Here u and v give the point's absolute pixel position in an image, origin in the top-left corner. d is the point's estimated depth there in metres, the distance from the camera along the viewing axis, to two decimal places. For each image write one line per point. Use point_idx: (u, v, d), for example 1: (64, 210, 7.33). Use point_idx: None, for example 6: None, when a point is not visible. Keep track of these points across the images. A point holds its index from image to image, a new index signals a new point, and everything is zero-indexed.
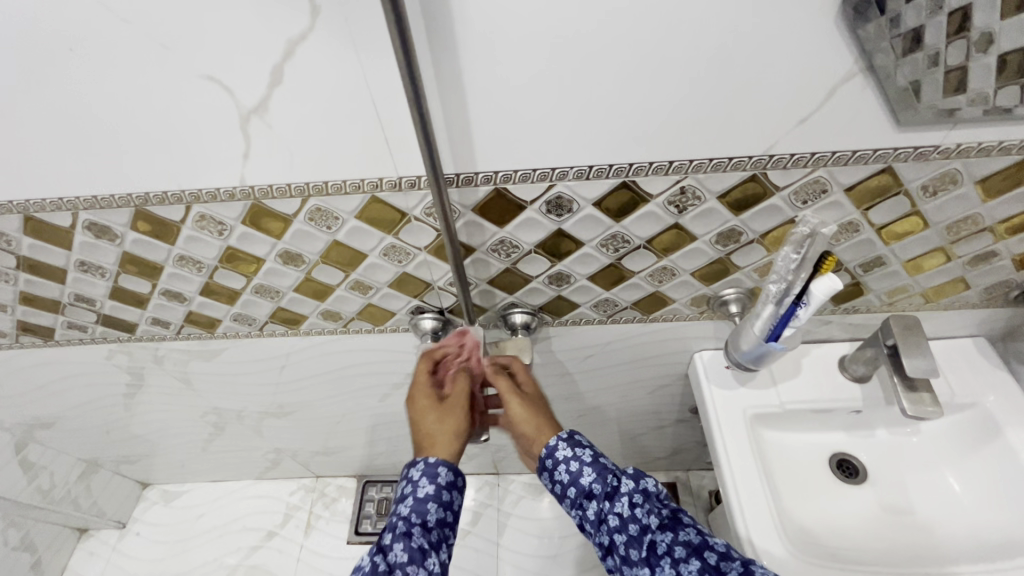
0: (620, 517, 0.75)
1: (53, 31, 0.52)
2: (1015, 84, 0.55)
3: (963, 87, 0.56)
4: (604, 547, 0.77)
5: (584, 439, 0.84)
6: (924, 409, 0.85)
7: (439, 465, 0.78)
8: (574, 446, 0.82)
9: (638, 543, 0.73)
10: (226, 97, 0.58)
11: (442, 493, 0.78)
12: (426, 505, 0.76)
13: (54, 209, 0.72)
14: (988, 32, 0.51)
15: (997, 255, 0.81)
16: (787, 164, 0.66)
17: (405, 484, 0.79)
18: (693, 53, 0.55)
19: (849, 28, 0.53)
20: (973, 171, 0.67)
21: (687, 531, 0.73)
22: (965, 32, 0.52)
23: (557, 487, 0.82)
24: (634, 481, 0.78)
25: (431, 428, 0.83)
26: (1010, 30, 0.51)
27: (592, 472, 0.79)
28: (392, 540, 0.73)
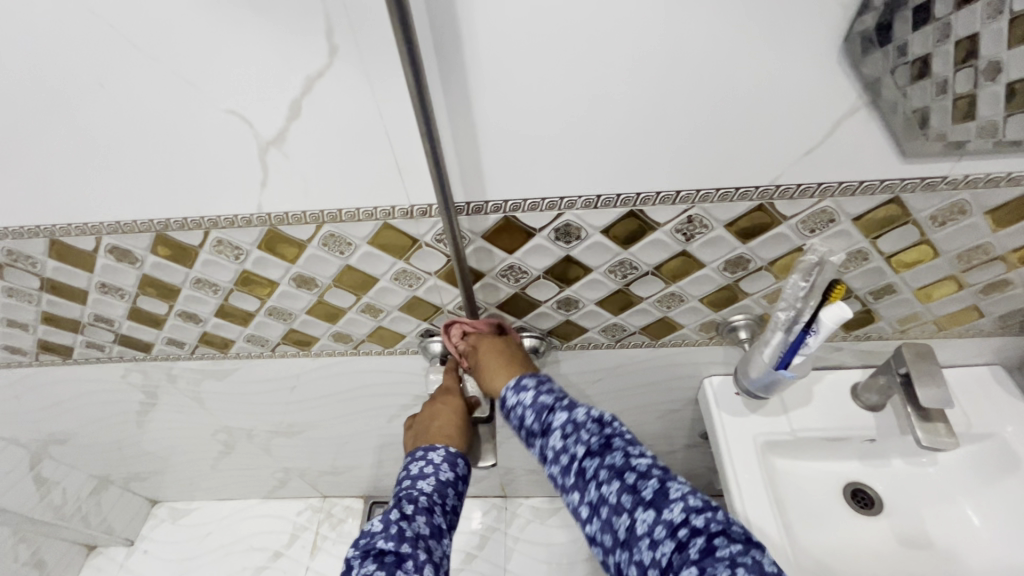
0: (554, 450, 0.69)
1: (86, 68, 0.55)
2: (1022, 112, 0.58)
3: (973, 115, 0.58)
4: (551, 482, 0.70)
5: (529, 378, 0.76)
6: (939, 440, 0.83)
7: (458, 456, 0.82)
8: (519, 389, 0.75)
9: (569, 470, 0.67)
10: (246, 130, 0.60)
11: (457, 484, 0.80)
12: (446, 490, 0.78)
13: (79, 234, 0.74)
14: (996, 61, 0.54)
15: (1010, 283, 0.80)
16: (794, 195, 0.67)
17: (423, 464, 0.79)
18: (698, 88, 0.56)
19: (852, 65, 0.54)
20: (982, 201, 0.67)
21: (613, 454, 0.65)
22: (973, 61, 0.54)
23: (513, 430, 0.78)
24: (562, 411, 0.70)
25: (446, 419, 0.86)
26: (1017, 60, 0.54)
27: (530, 408, 0.73)
28: (416, 510, 0.72)
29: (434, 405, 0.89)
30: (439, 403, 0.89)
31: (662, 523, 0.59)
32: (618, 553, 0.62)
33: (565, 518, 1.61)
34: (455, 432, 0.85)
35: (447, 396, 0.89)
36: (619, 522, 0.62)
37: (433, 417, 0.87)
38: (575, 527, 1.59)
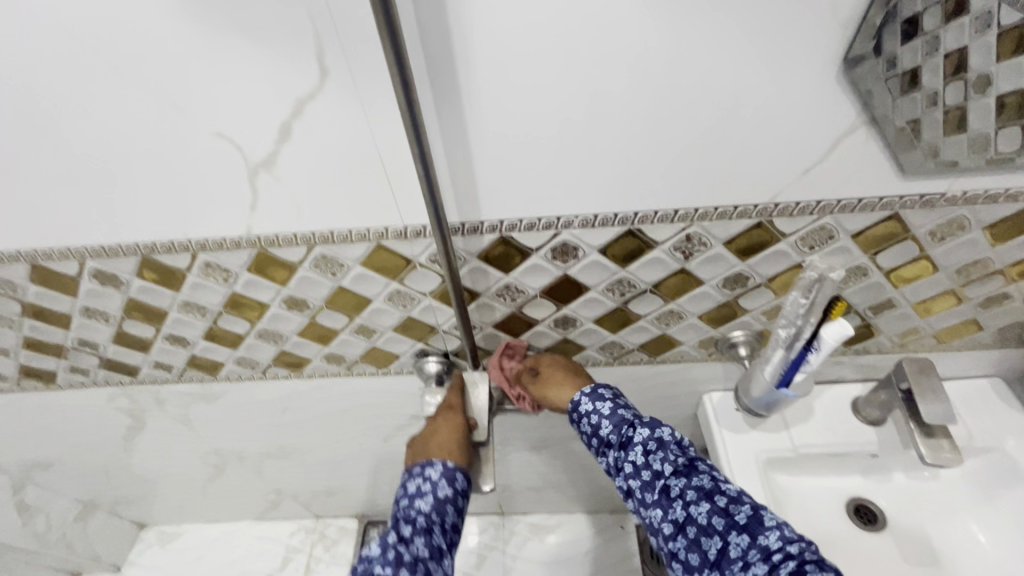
0: (633, 465, 0.75)
1: (68, 92, 0.53)
2: (1016, 124, 0.54)
3: (964, 127, 0.55)
4: (625, 492, 0.77)
5: (606, 391, 0.84)
6: (942, 456, 0.82)
7: (457, 470, 0.82)
8: (596, 400, 0.83)
9: (653, 487, 0.73)
10: (235, 153, 0.59)
11: (457, 499, 0.82)
12: (444, 507, 0.80)
13: (62, 258, 0.72)
14: (985, 73, 0.51)
15: (1009, 297, 0.80)
16: (793, 212, 0.66)
17: (421, 481, 0.81)
18: (696, 109, 0.56)
19: (850, 85, 0.54)
20: (980, 217, 0.67)
21: (700, 476, 0.71)
22: (963, 73, 0.52)
23: (585, 438, 0.84)
24: (643, 427, 0.77)
25: (444, 438, 0.84)
26: (1009, 72, 0.51)
27: (609, 423, 0.80)
28: (413, 534, 0.76)
29: (433, 423, 0.86)
30: (438, 421, 0.86)
31: (758, 547, 0.64)
32: (705, 571, 0.68)
33: (564, 535, 1.59)
34: (452, 450, 0.83)
35: (446, 413, 0.87)
36: (708, 542, 0.68)
37: (432, 436, 0.85)
38: (574, 544, 1.57)
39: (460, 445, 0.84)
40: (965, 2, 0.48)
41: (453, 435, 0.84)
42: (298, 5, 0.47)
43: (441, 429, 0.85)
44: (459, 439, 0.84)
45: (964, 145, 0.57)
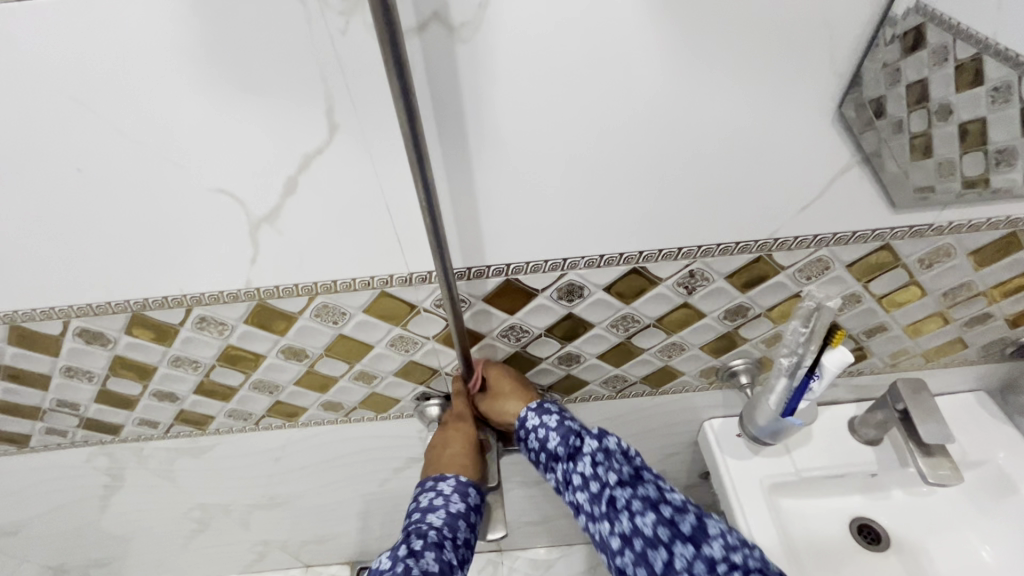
0: (582, 478, 0.74)
1: (60, 153, 0.51)
2: (977, 151, 0.58)
3: (930, 152, 0.59)
4: (573, 507, 0.76)
5: (552, 406, 0.81)
6: (942, 474, 0.84)
7: (469, 485, 0.78)
8: (542, 414, 0.79)
9: (600, 500, 0.73)
10: (237, 208, 0.57)
11: (471, 514, 0.77)
12: (457, 522, 0.75)
13: (45, 318, 0.68)
14: (945, 103, 0.55)
15: (992, 316, 0.83)
16: (791, 246, 0.68)
17: (434, 494, 0.77)
18: (700, 154, 0.57)
19: (845, 127, 0.56)
20: (965, 245, 0.70)
21: (646, 486, 0.73)
22: (925, 103, 0.55)
23: (532, 453, 0.81)
24: (591, 437, 0.76)
25: (458, 448, 0.81)
26: (965, 102, 0.55)
27: (557, 435, 0.78)
28: (423, 547, 0.71)
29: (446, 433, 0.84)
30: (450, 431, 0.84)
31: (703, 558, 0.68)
32: None
33: (566, 569, 1.55)
34: (467, 461, 0.80)
35: (457, 423, 0.84)
36: (654, 553, 0.69)
37: (445, 445, 0.82)
38: None
39: (471, 457, 0.81)
40: (924, 38, 0.52)
41: (464, 445, 0.81)
42: (311, 64, 0.46)
43: (454, 440, 0.82)
44: (471, 446, 0.82)
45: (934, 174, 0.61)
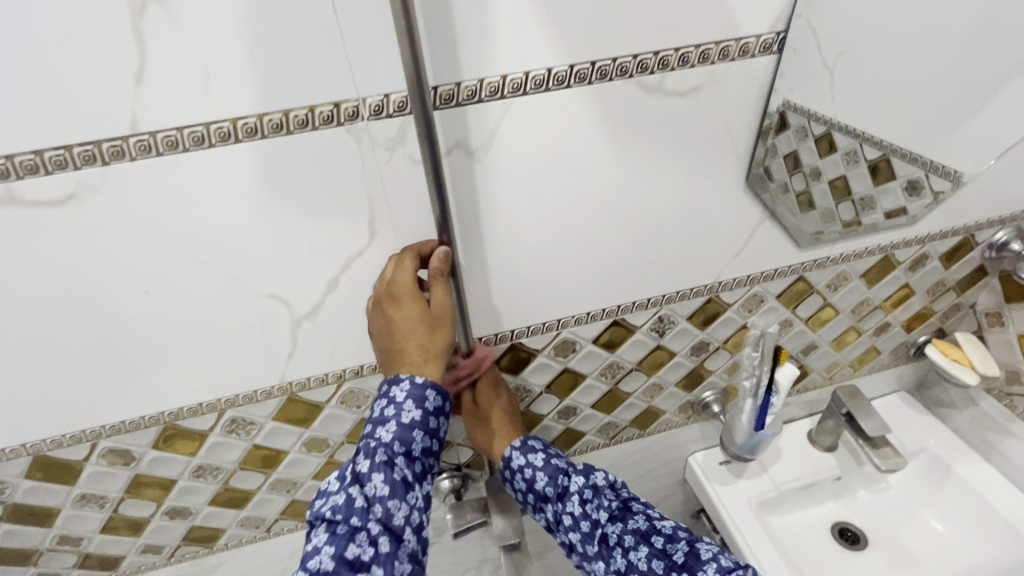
0: (571, 520, 0.75)
1: (133, 280, 0.59)
2: (847, 201, 0.85)
3: (815, 204, 0.83)
4: (567, 548, 0.77)
5: (536, 443, 0.81)
6: (891, 462, 0.99)
7: (427, 389, 0.64)
8: (527, 453, 0.79)
9: (592, 539, 0.74)
10: (283, 310, 0.66)
11: (429, 420, 0.65)
12: (411, 434, 0.64)
13: (72, 443, 0.70)
14: (814, 166, 0.81)
15: (892, 324, 1.04)
16: (732, 286, 0.85)
17: (385, 403, 0.65)
18: (656, 224, 0.73)
19: (754, 192, 0.75)
20: (856, 269, 0.90)
21: (636, 518, 0.75)
22: (800, 168, 0.79)
23: (544, 521, 0.79)
24: (584, 485, 0.76)
25: (410, 347, 0.63)
26: (827, 165, 0.83)
27: (545, 478, 0.77)
28: (371, 470, 0.63)
29: (387, 326, 0.63)
30: (388, 320, 0.63)
31: None
32: None
33: None
34: (426, 360, 0.64)
35: (398, 312, 0.62)
36: None
37: (393, 343, 0.63)
38: None
39: (429, 356, 0.64)
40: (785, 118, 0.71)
41: (420, 341, 0.63)
42: (359, 187, 0.59)
43: (398, 335, 0.63)
44: (429, 341, 0.63)
45: (825, 222, 0.85)
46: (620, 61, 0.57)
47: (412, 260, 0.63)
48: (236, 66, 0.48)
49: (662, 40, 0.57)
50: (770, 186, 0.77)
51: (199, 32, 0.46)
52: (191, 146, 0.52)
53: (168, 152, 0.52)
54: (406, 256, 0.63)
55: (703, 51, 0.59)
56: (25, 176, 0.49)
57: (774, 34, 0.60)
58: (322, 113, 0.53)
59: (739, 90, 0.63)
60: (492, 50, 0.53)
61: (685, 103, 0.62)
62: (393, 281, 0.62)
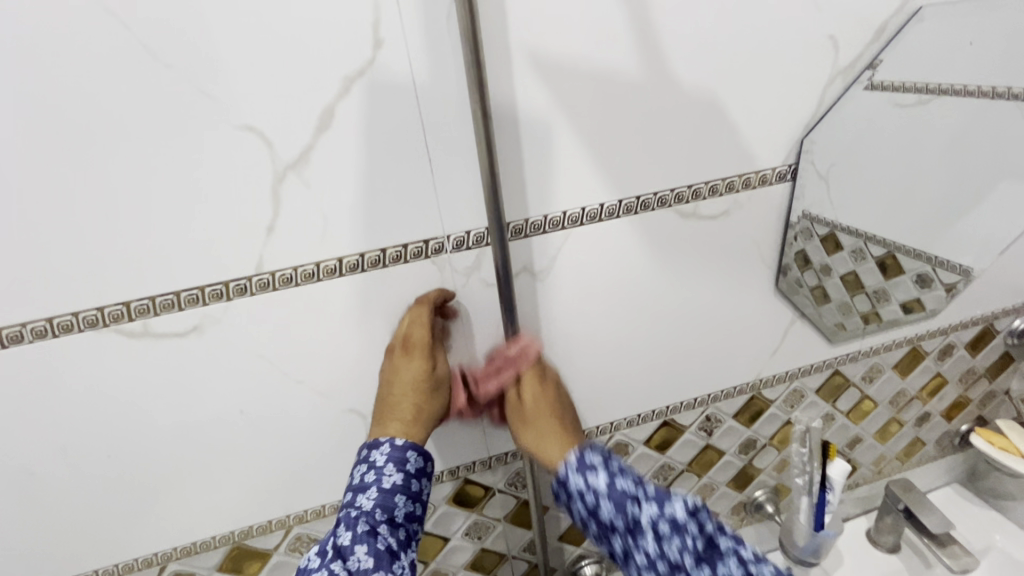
0: (650, 563, 0.61)
1: (232, 400, 0.64)
2: (861, 293, 0.91)
3: (831, 295, 0.88)
4: (583, 512, 0.66)
5: (594, 457, 0.66)
6: (964, 561, 0.95)
7: (408, 449, 0.64)
8: (586, 473, 0.64)
9: (621, 518, 0.62)
10: (360, 423, 0.70)
11: (411, 483, 0.65)
12: (394, 499, 0.63)
13: (144, 566, 0.71)
14: (825, 262, 0.86)
15: (931, 413, 1.06)
16: (773, 383, 0.89)
17: (365, 468, 0.64)
18: (698, 328, 0.79)
19: (780, 294, 0.82)
20: (887, 362, 0.95)
21: (673, 505, 0.61)
22: (813, 264, 0.85)
23: (577, 513, 0.66)
24: (649, 502, 0.62)
25: (404, 404, 0.65)
26: (839, 261, 0.88)
27: (610, 505, 0.63)
28: (351, 543, 0.60)
29: (386, 381, 0.66)
30: (393, 379, 0.65)
31: None
32: None
33: None
34: (414, 420, 0.65)
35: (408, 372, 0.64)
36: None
37: (387, 395, 0.66)
38: None
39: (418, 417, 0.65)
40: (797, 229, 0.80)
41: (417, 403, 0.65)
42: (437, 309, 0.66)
43: (398, 394, 0.65)
44: (423, 402, 0.65)
45: (843, 314, 0.91)
46: (659, 194, 0.67)
47: (424, 313, 0.63)
48: (348, 217, 0.58)
49: (695, 176, 0.67)
50: (794, 287, 0.84)
51: (323, 193, 0.56)
52: (302, 281, 0.60)
53: (281, 287, 0.60)
54: (420, 310, 0.63)
55: (728, 183, 0.69)
56: (161, 313, 0.57)
57: (786, 166, 0.71)
58: (412, 250, 0.62)
59: (764, 212, 0.73)
60: (555, 194, 0.63)
61: (717, 224, 0.72)
62: (407, 335, 0.64)
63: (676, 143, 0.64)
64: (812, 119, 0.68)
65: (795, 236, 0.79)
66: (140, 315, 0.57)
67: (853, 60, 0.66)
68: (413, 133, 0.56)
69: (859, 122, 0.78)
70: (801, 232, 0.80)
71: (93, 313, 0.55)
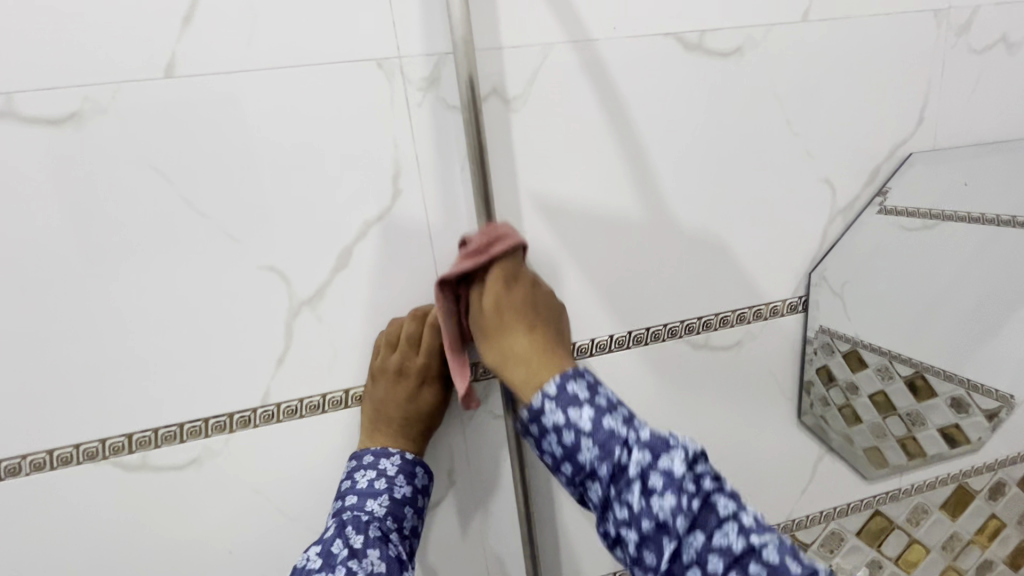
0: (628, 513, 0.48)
1: (223, 538, 0.61)
2: (893, 416, 0.84)
3: (861, 417, 0.83)
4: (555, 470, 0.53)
5: (577, 388, 0.52)
6: None
7: (417, 464, 0.60)
8: (567, 408, 0.51)
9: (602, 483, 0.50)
10: None
11: (419, 498, 0.60)
12: (402, 511, 0.57)
13: None
14: (852, 380, 0.81)
15: (993, 561, 0.94)
16: (807, 523, 0.81)
17: (373, 474, 0.57)
18: (719, 463, 0.74)
19: (805, 424, 0.78)
20: (934, 501, 0.86)
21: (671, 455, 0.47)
22: (838, 383, 0.80)
23: (546, 459, 0.54)
24: (637, 448, 0.49)
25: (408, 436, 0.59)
26: (867, 380, 0.82)
27: (591, 446, 0.50)
28: (365, 545, 0.53)
29: (373, 409, 0.59)
30: (399, 384, 0.58)
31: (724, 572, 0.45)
32: None
33: None
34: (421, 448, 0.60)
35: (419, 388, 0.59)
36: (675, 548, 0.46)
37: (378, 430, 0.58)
38: None
39: (424, 436, 0.60)
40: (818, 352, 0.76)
41: (422, 422, 0.60)
42: (443, 441, 0.64)
43: (404, 403, 0.58)
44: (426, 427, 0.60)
45: (877, 437, 0.84)
46: (669, 325, 0.67)
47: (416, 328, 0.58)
48: (359, 349, 0.59)
49: (704, 308, 0.67)
50: (821, 414, 0.79)
51: (336, 327, 0.58)
52: (307, 412, 0.59)
53: (285, 419, 0.59)
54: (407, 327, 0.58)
55: (738, 314, 0.69)
56: (162, 445, 0.56)
57: (797, 297, 0.71)
58: None
59: (778, 343, 0.72)
60: None
61: (731, 355, 0.70)
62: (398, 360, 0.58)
63: (683, 278, 0.65)
64: (816, 255, 0.70)
65: (814, 352, 0.75)
66: (140, 447, 0.56)
67: (851, 200, 0.69)
68: (425, 270, 0.58)
69: (876, 250, 0.75)
70: (821, 346, 0.76)
71: (94, 445, 0.55)
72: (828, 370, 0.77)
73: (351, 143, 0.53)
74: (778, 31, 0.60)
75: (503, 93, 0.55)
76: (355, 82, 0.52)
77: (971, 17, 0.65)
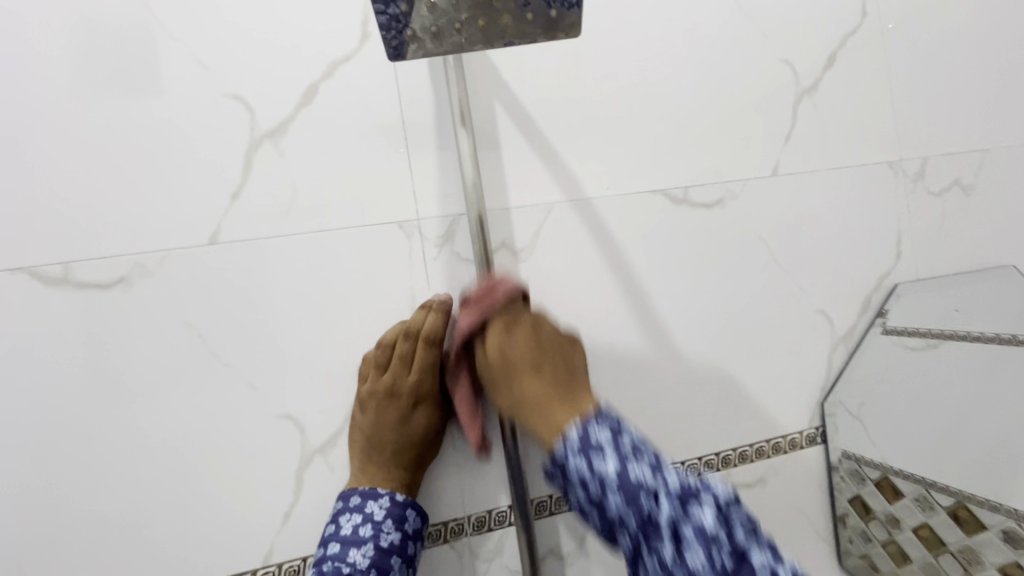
0: (607, 520, 0.44)
1: None
2: (947, 555, 0.69)
3: (908, 555, 0.72)
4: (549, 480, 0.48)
5: (600, 432, 0.44)
6: None
7: (409, 507, 0.54)
8: (591, 455, 0.43)
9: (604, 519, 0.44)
10: None
11: (409, 547, 0.53)
12: (389, 562, 0.51)
13: None
14: (889, 511, 0.72)
15: None
16: None
17: (359, 520, 0.52)
18: None
19: (849, 565, 0.73)
20: None
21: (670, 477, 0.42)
22: (872, 513, 0.72)
23: (532, 457, 0.49)
24: (628, 453, 0.43)
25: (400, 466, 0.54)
26: (905, 510, 0.72)
27: (574, 445, 0.44)
28: None
29: (365, 440, 0.55)
30: (389, 405, 0.55)
31: None
32: None
33: None
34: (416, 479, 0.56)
35: (410, 412, 0.55)
36: None
37: (368, 468, 0.54)
38: None
39: (420, 465, 0.56)
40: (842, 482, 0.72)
41: (417, 447, 0.56)
42: None
43: (394, 426, 0.54)
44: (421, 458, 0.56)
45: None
46: (688, 462, 0.65)
47: (405, 343, 0.55)
48: None
49: (722, 442, 0.66)
50: (859, 551, 0.73)
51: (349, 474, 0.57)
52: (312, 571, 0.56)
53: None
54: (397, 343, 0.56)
55: (757, 447, 0.67)
56: None
57: (814, 428, 0.70)
58: (431, 531, 0.58)
59: (802, 477, 0.70)
60: None
61: (756, 492, 0.67)
62: (388, 381, 0.55)
63: (696, 411, 0.65)
64: (825, 384, 0.70)
65: (842, 480, 0.72)
66: None
67: (848, 329, 0.71)
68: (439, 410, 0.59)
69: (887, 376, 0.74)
70: (850, 473, 0.72)
71: None
72: (863, 502, 0.72)
73: (372, 293, 0.58)
74: (754, 184, 0.68)
75: (511, 246, 0.60)
76: (378, 240, 0.58)
77: (922, 166, 0.74)
